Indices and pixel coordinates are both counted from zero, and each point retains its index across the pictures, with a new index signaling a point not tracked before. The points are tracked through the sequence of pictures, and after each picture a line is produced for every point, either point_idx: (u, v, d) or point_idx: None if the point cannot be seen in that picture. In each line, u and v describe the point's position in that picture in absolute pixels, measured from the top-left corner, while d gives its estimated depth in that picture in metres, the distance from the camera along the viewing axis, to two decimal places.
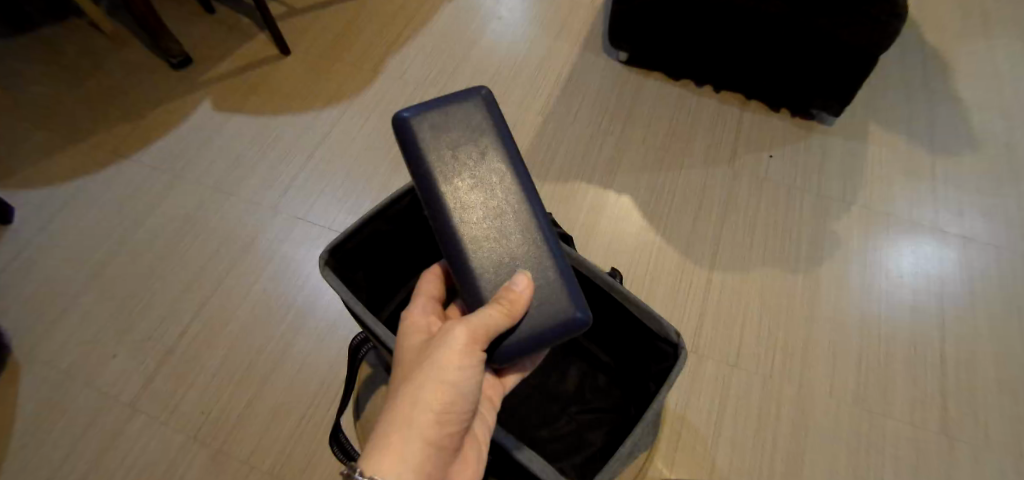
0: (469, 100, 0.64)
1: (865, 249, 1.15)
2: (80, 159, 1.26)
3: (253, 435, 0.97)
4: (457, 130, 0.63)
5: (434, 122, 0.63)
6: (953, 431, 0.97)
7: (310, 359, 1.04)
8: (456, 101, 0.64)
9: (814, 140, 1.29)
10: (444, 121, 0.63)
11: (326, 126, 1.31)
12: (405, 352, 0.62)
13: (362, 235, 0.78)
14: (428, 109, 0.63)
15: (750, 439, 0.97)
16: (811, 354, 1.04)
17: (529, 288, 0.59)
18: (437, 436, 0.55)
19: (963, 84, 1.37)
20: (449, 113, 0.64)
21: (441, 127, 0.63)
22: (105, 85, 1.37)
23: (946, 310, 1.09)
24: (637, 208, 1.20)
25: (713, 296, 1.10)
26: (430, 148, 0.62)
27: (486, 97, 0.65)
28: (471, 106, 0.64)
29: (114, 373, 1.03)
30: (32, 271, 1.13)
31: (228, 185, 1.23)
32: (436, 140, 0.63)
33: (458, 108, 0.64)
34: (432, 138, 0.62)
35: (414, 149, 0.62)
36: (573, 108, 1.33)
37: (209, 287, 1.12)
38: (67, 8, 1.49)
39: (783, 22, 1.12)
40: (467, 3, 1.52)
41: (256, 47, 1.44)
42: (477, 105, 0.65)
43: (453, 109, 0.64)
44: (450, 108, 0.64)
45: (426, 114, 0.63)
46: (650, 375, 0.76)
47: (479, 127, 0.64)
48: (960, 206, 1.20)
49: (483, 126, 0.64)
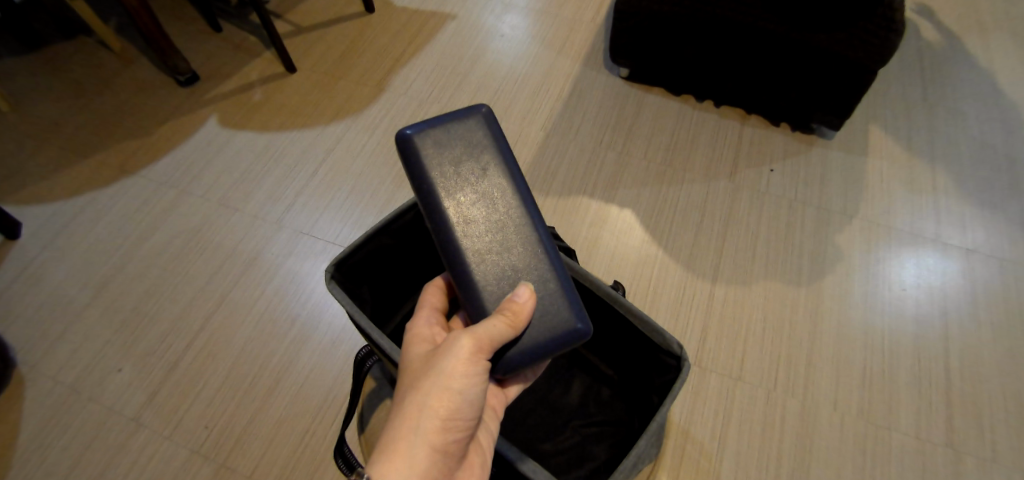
0: (469, 117, 0.65)
1: (867, 261, 1.15)
2: (88, 175, 1.28)
3: (257, 449, 0.98)
4: (459, 147, 0.64)
5: (436, 139, 0.64)
6: (959, 443, 0.97)
7: (314, 374, 1.04)
8: (457, 119, 0.65)
9: (814, 154, 1.30)
10: (446, 138, 0.64)
11: (330, 142, 1.33)
12: (410, 362, 0.62)
13: (366, 249, 0.79)
14: (429, 126, 0.64)
15: (754, 452, 0.96)
16: (813, 367, 1.04)
17: (531, 300, 0.60)
18: (442, 443, 0.55)
19: (962, 97, 1.38)
20: (451, 129, 0.65)
21: (443, 144, 0.64)
22: (113, 102, 1.39)
23: (950, 320, 1.09)
24: (639, 222, 1.20)
25: (716, 309, 1.10)
26: (433, 164, 0.63)
27: (486, 114, 0.66)
28: (471, 123, 0.65)
29: (117, 388, 1.04)
30: (39, 285, 1.14)
31: (233, 200, 1.25)
32: (438, 156, 0.64)
33: (458, 126, 0.65)
34: (435, 155, 0.64)
35: (417, 166, 0.63)
36: (575, 123, 1.35)
37: (214, 302, 1.12)
38: (77, 27, 1.51)
39: (782, 38, 1.14)
40: (470, 21, 1.55)
41: (262, 64, 1.46)
42: (478, 122, 0.66)
43: (454, 126, 0.65)
44: (452, 125, 0.65)
45: (428, 131, 0.64)
46: (653, 387, 0.77)
47: (480, 143, 0.65)
48: (961, 217, 1.20)
49: (484, 142, 0.65)
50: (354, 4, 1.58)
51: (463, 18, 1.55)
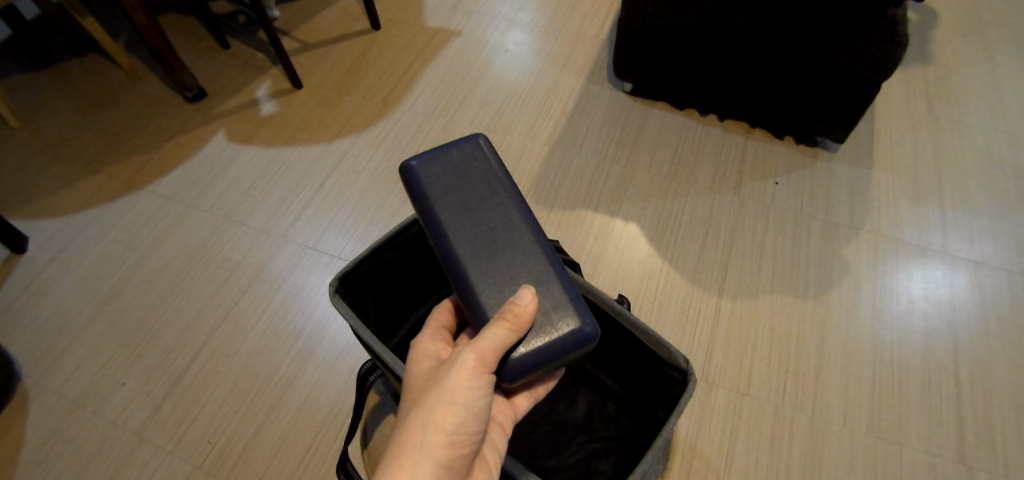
0: (467, 145, 0.68)
1: (875, 275, 1.14)
2: (95, 189, 1.29)
3: (260, 464, 0.97)
4: (459, 172, 0.67)
5: (438, 166, 0.66)
6: (970, 459, 0.95)
7: (318, 387, 1.04)
8: (457, 145, 0.68)
9: (819, 167, 1.30)
10: (447, 165, 0.67)
11: (336, 156, 1.34)
12: (415, 379, 0.62)
13: (371, 263, 0.80)
14: (431, 156, 0.67)
15: (763, 470, 0.95)
16: (822, 381, 1.03)
17: (533, 301, 0.59)
18: (448, 458, 0.54)
19: (967, 109, 1.38)
20: (450, 157, 0.67)
21: (443, 168, 0.66)
22: (122, 117, 1.41)
23: (959, 334, 1.08)
24: (644, 236, 1.20)
25: (722, 323, 1.09)
26: (435, 188, 0.65)
27: (483, 143, 0.69)
28: (470, 150, 0.68)
29: (121, 402, 1.03)
30: (43, 300, 1.15)
31: (239, 215, 1.26)
32: (440, 180, 0.66)
33: (458, 152, 0.68)
34: (436, 179, 0.66)
35: (419, 190, 0.65)
36: (579, 138, 1.35)
37: (219, 316, 1.13)
38: (88, 43, 1.54)
39: (785, 51, 1.15)
40: (474, 37, 1.56)
41: (269, 80, 1.48)
42: (477, 150, 0.68)
43: (453, 154, 0.68)
44: (451, 153, 0.68)
45: (430, 160, 0.67)
46: (659, 403, 0.75)
47: (479, 166, 0.67)
48: (970, 231, 1.19)
49: (482, 166, 0.67)
50: (360, 21, 1.60)
51: (468, 34, 1.57)
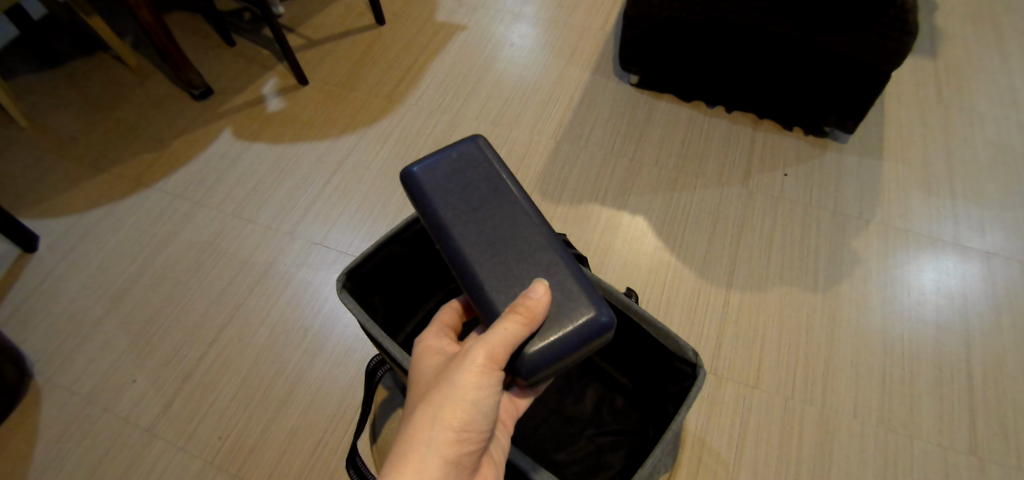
0: (466, 145, 0.69)
1: (886, 267, 1.13)
2: (104, 187, 1.30)
3: (271, 458, 0.98)
4: (459, 172, 0.67)
5: (438, 169, 0.67)
6: (982, 451, 0.94)
7: (327, 383, 1.04)
8: (456, 147, 0.68)
9: (828, 158, 1.28)
10: (447, 167, 0.67)
11: (343, 152, 1.34)
12: (422, 377, 0.62)
13: (377, 258, 0.80)
14: (431, 158, 0.67)
15: (772, 463, 0.94)
16: (832, 374, 1.02)
17: (545, 295, 0.58)
18: (455, 455, 0.54)
19: (978, 99, 1.36)
20: (449, 159, 0.67)
21: (443, 170, 0.66)
22: (129, 116, 1.42)
23: (972, 327, 1.06)
24: (651, 229, 1.20)
25: (731, 318, 1.08)
26: (435, 189, 0.65)
27: (481, 143, 0.69)
28: (468, 150, 0.68)
29: (131, 399, 1.04)
30: (56, 298, 1.16)
31: (248, 211, 1.26)
32: (440, 181, 0.66)
33: (458, 153, 0.68)
34: (437, 180, 0.66)
35: (420, 193, 0.65)
36: (586, 131, 1.35)
37: (228, 311, 1.13)
38: (94, 43, 1.55)
39: (794, 42, 1.14)
40: (479, 32, 1.56)
41: (275, 77, 1.48)
42: (475, 149, 0.68)
43: (452, 155, 0.68)
44: (450, 154, 0.68)
45: (430, 164, 0.67)
46: (668, 396, 0.75)
47: (481, 166, 0.67)
48: (982, 222, 1.18)
49: (482, 164, 0.68)
50: (364, 17, 1.60)
51: (473, 28, 1.57)
